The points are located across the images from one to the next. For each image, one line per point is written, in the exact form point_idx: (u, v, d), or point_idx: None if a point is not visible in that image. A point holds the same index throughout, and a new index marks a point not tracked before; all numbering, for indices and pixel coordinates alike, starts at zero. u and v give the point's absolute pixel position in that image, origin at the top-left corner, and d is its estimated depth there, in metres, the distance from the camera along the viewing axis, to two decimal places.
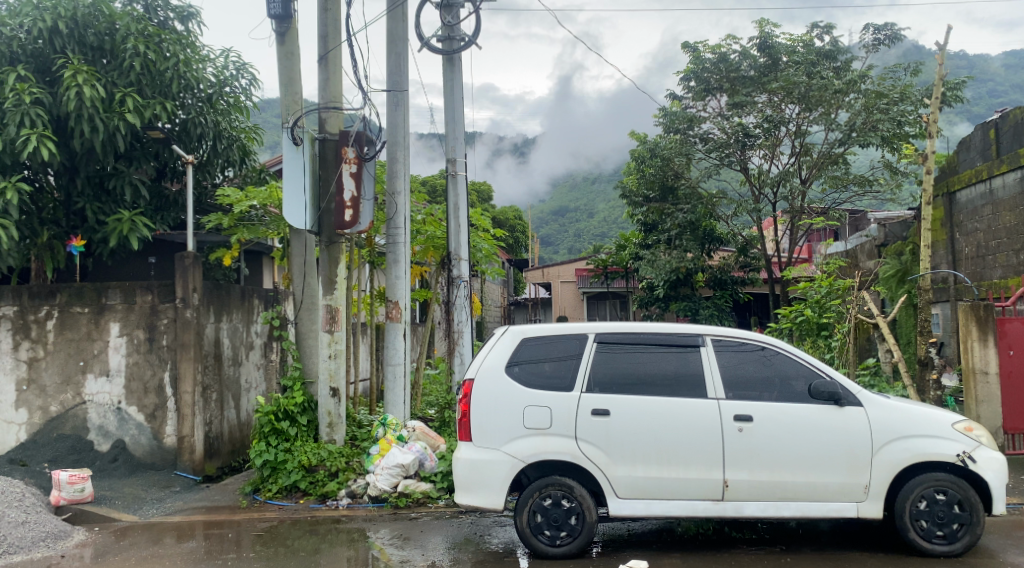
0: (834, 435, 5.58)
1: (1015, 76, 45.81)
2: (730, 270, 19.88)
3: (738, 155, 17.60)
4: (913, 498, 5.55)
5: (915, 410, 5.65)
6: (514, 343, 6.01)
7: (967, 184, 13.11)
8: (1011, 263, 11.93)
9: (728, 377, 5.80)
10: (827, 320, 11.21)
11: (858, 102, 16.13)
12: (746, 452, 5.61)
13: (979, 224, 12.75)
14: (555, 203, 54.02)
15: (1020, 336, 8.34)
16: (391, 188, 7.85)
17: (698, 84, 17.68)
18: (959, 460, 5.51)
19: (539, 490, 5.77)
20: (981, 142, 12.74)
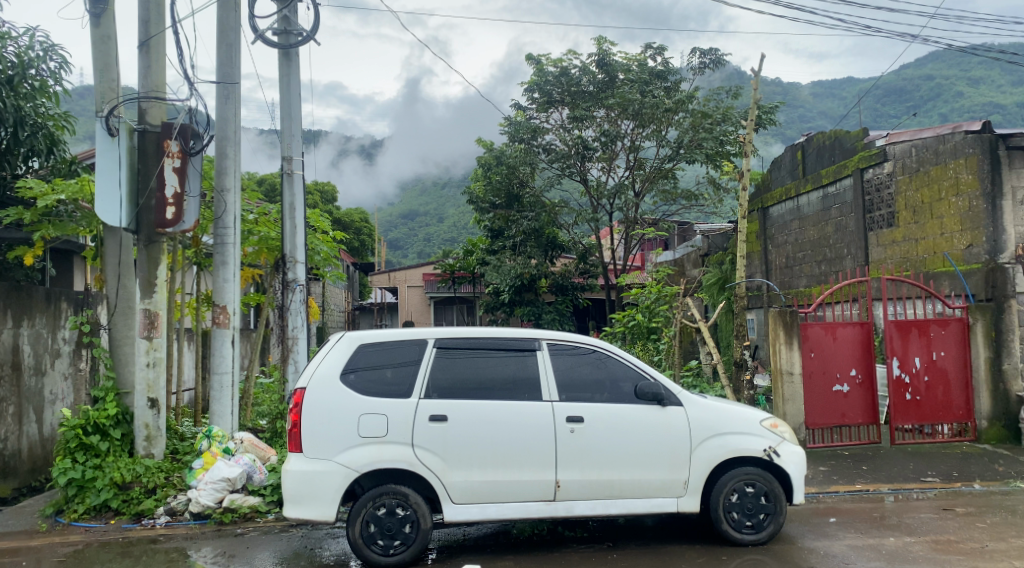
0: (658, 434, 5.87)
1: (820, 104, 50.67)
2: (570, 277, 20.50)
3: (579, 166, 18.29)
4: (725, 492, 5.94)
5: (729, 408, 6.06)
6: (350, 349, 5.87)
7: (778, 201, 14.28)
8: (814, 273, 13.13)
9: (562, 381, 5.96)
10: (656, 325, 11.89)
11: (686, 120, 17.29)
12: (577, 453, 5.78)
13: (787, 237, 13.95)
14: (402, 207, 53.58)
15: (821, 340, 9.12)
16: (219, 185, 7.45)
17: (541, 96, 18.09)
18: (765, 453, 5.96)
19: (373, 499, 5.66)
20: (790, 162, 13.98)
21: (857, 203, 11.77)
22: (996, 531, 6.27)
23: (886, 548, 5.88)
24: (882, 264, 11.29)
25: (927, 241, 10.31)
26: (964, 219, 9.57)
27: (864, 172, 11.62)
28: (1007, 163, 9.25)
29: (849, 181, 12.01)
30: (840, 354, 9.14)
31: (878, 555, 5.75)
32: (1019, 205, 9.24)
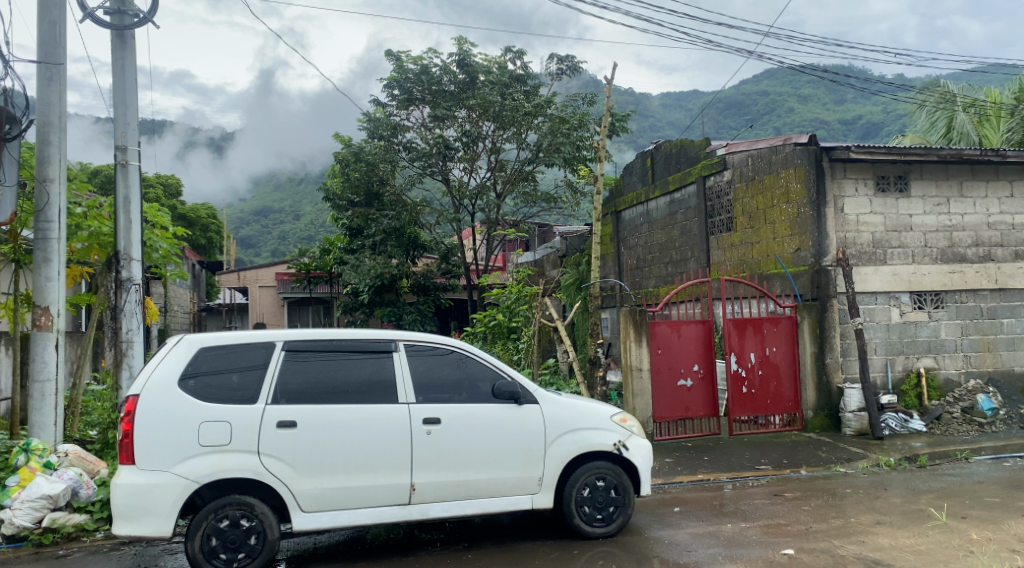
0: (513, 432, 5.92)
1: (670, 114, 53.30)
2: (432, 277, 20.32)
3: (440, 166, 18.24)
4: (578, 487, 6.08)
5: (582, 404, 6.20)
6: (190, 353, 5.51)
7: (630, 205, 14.86)
8: (662, 274, 13.76)
9: (418, 382, 5.88)
10: (516, 324, 12.04)
11: (544, 124, 17.62)
12: (433, 454, 5.72)
13: (638, 240, 14.55)
14: (255, 203, 51.36)
15: (667, 338, 9.55)
16: (40, 175, 6.81)
17: (401, 93, 17.85)
18: (616, 448, 6.15)
19: (215, 511, 5.36)
20: (640, 168, 14.56)
21: (700, 208, 12.44)
22: (819, 512, 6.80)
23: (724, 534, 6.23)
24: (722, 266, 12.00)
25: (761, 245, 11.08)
26: (793, 225, 10.38)
27: (707, 179, 12.30)
28: (830, 174, 10.09)
29: (693, 188, 12.67)
30: (684, 352, 9.61)
31: (717, 541, 6.08)
32: (840, 213, 10.11)
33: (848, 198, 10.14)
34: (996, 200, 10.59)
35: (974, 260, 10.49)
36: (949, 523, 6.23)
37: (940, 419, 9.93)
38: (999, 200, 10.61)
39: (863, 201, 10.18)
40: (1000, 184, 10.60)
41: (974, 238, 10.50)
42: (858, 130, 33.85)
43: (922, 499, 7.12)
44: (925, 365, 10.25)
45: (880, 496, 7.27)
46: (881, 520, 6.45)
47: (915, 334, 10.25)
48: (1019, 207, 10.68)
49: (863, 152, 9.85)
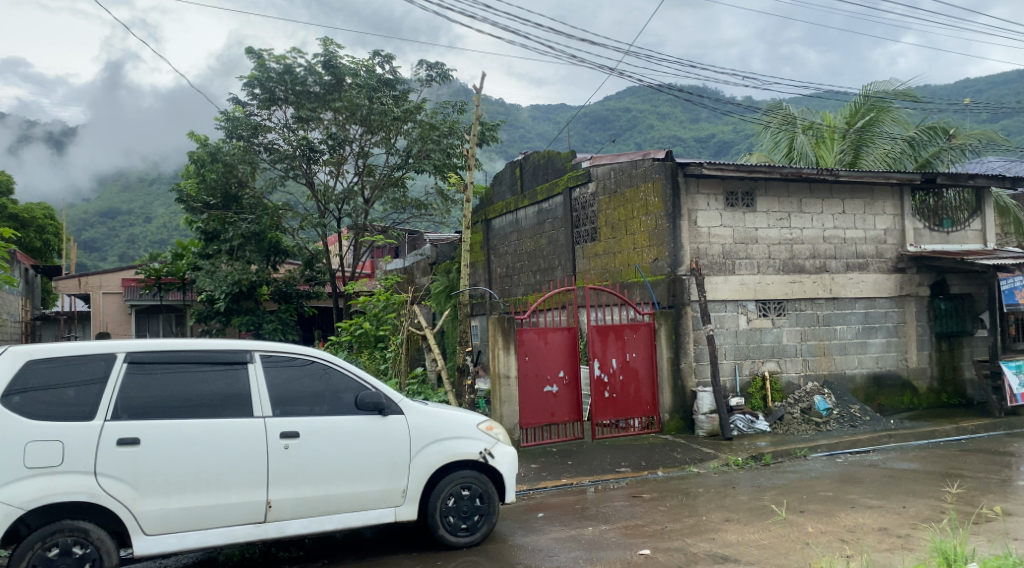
0: (376, 444, 5.79)
1: (538, 125, 54.33)
2: (295, 284, 19.57)
3: (304, 169, 17.72)
4: (443, 496, 6.03)
5: (447, 413, 6.15)
6: (16, 367, 5.03)
7: (500, 214, 15.00)
8: (531, 282, 13.96)
9: (276, 394, 5.64)
10: (383, 333, 11.86)
11: (414, 131, 17.51)
12: (291, 469, 5.50)
13: (507, 248, 14.71)
14: (101, 203, 47.88)
15: (534, 345, 9.69)
16: None
17: (262, 93, 17.13)
18: (481, 456, 6.13)
19: (43, 539, 4.90)
20: (510, 178, 14.73)
21: (566, 218, 12.74)
22: (673, 512, 7.08)
23: (585, 538, 6.36)
24: (587, 275, 12.34)
25: (622, 255, 11.49)
26: (652, 235, 10.84)
27: (573, 191, 12.62)
28: (684, 189, 10.58)
29: (560, 198, 12.96)
30: (550, 358, 9.77)
31: (578, 545, 6.20)
32: (693, 225, 10.63)
33: (701, 211, 10.68)
34: (831, 216, 11.50)
35: (812, 271, 11.31)
36: (790, 517, 6.65)
37: (782, 419, 10.62)
38: (833, 216, 11.52)
39: (714, 215, 10.76)
40: (834, 201, 11.52)
41: (811, 250, 11.33)
42: (712, 148, 35.83)
43: (766, 496, 7.57)
44: (769, 369, 10.94)
45: (730, 494, 7.67)
46: (729, 518, 6.80)
47: (760, 340, 10.92)
48: (850, 223, 11.63)
49: (714, 168, 10.32)
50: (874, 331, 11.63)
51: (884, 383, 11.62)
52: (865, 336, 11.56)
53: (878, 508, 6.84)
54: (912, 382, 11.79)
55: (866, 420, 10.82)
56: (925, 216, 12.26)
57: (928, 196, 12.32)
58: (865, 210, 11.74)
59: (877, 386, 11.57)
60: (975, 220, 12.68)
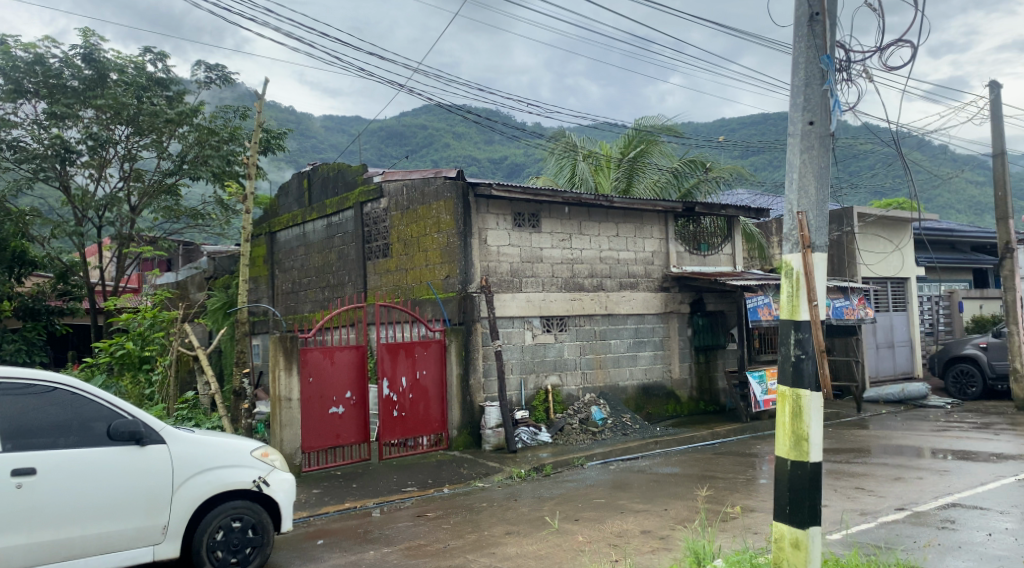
0: (132, 477, 5.26)
1: (330, 137, 53.12)
2: (45, 299, 17.27)
3: (57, 170, 15.87)
4: (210, 531, 5.58)
5: (218, 440, 5.72)
6: None
7: (285, 227, 14.43)
8: (318, 298, 13.54)
9: (7, 427, 5.02)
10: (149, 353, 10.90)
11: (190, 135, 16.39)
12: (24, 511, 4.89)
13: (293, 263, 14.16)
14: None
15: (318, 365, 9.35)
16: None
17: (6, 83, 15.03)
18: (255, 484, 5.76)
19: None
20: (296, 190, 14.23)
21: (357, 233, 12.51)
22: (456, 529, 7.12)
23: (366, 562, 6.22)
24: (378, 291, 12.18)
25: (414, 271, 11.48)
26: (443, 253, 10.93)
27: (363, 206, 12.45)
28: (474, 208, 10.78)
29: (350, 213, 12.72)
30: (335, 378, 9.49)
31: None
32: (483, 244, 10.86)
33: (490, 231, 10.94)
34: (606, 238, 12.27)
35: (590, 289, 12.00)
36: (565, 526, 6.95)
37: (563, 430, 11.04)
38: (609, 238, 12.31)
39: (503, 234, 11.07)
40: (609, 225, 12.31)
41: (590, 270, 12.03)
42: (503, 169, 37.09)
43: (545, 506, 7.85)
44: (551, 383, 11.42)
45: (511, 507, 7.86)
46: (510, 531, 6.97)
47: (544, 354, 11.36)
48: (623, 245, 12.49)
49: (502, 190, 10.63)
50: (643, 345, 12.53)
51: (651, 393, 12.55)
52: (635, 349, 12.43)
53: (643, 512, 7.34)
54: (675, 392, 12.84)
55: (636, 428, 11.50)
56: (686, 239, 13.47)
57: (688, 222, 13.55)
58: (636, 233, 12.65)
59: (645, 396, 12.46)
60: (727, 244, 14.12)
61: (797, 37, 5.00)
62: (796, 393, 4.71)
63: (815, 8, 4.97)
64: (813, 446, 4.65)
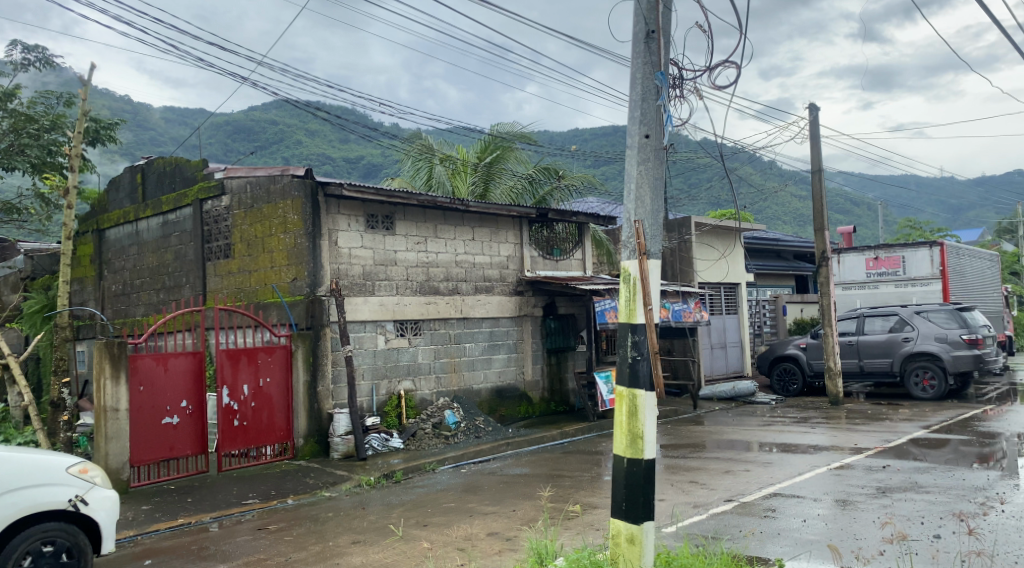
0: None
1: (171, 129, 50.06)
2: None
3: None
4: (17, 556, 5.05)
5: (27, 457, 5.22)
6: None
7: (115, 224, 13.43)
8: (152, 301, 12.69)
9: None
10: None
11: (4, 121, 14.89)
12: None
13: (124, 263, 13.19)
14: None
15: (150, 372, 8.76)
16: None
17: None
18: (69, 504, 5.29)
19: None
20: (129, 184, 13.26)
21: (196, 232, 11.83)
22: (299, 541, 6.88)
23: None
24: (218, 294, 11.58)
25: (259, 273, 11.01)
26: (290, 255, 10.55)
27: (203, 203, 11.80)
28: (324, 209, 10.49)
29: (189, 211, 12.01)
30: (169, 387, 8.92)
31: None
32: (334, 245, 10.58)
33: (341, 232, 10.68)
34: (462, 242, 12.30)
35: (445, 293, 11.97)
36: (411, 533, 6.87)
37: (415, 435, 10.93)
38: (464, 242, 12.35)
39: (355, 236, 10.83)
40: (464, 229, 12.35)
41: (445, 273, 12.01)
42: (359, 170, 36.46)
43: (394, 513, 7.74)
44: (404, 388, 11.29)
45: (358, 516, 7.69)
46: (357, 539, 6.82)
47: (396, 360, 11.21)
48: (479, 249, 12.56)
49: (354, 191, 10.41)
50: (497, 348, 12.65)
51: (504, 395, 12.68)
52: (489, 352, 12.52)
53: (491, 514, 7.40)
54: (527, 393, 13.04)
55: (488, 430, 11.55)
56: (539, 244, 13.73)
57: (542, 228, 13.82)
58: (490, 237, 12.76)
59: (498, 398, 12.57)
60: (579, 249, 14.51)
61: (635, 53, 5.24)
62: (632, 393, 4.94)
63: (651, 27, 5.22)
64: (648, 444, 4.89)
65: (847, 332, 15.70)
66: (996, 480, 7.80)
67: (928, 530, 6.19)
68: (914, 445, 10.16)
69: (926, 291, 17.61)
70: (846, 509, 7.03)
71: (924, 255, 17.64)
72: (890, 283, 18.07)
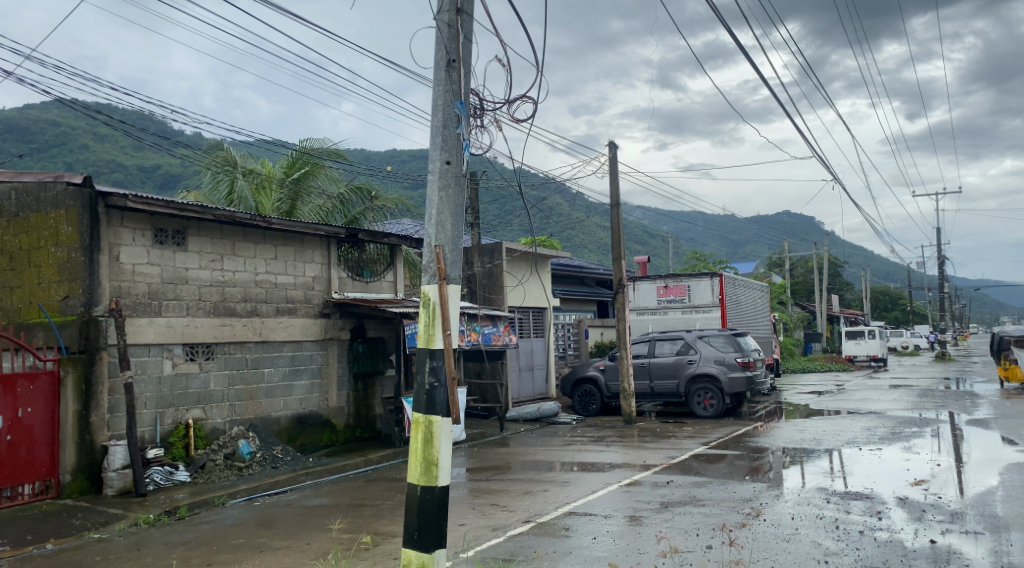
0: None
1: None
2: None
3: None
4: None
5: None
6: None
7: None
8: None
9: None
10: None
11: None
12: None
13: None
14: None
15: None
16: None
17: None
18: None
19: None
20: None
21: None
22: None
23: None
24: None
25: (23, 290, 9.87)
26: (62, 270, 9.53)
27: None
28: (105, 220, 9.60)
29: None
30: None
31: None
32: (115, 261, 9.70)
33: (125, 247, 9.83)
34: (263, 261, 11.74)
35: (242, 314, 11.34)
36: None
37: (204, 468, 10.19)
38: (265, 261, 11.80)
39: (139, 251, 10.00)
40: (266, 247, 11.81)
41: (243, 294, 11.39)
42: (155, 181, 33.92)
43: (174, 554, 7.14)
44: (193, 416, 10.51)
45: (132, 559, 7.02)
46: None
47: (185, 387, 10.43)
48: (282, 268, 12.05)
49: (139, 202, 9.59)
50: (299, 373, 12.15)
51: (305, 422, 12.18)
52: (290, 378, 12.00)
53: (283, 549, 7.04)
54: (330, 420, 12.60)
55: (286, 460, 11.01)
56: (348, 265, 13.40)
57: (352, 249, 13.50)
58: (295, 257, 12.28)
59: (299, 426, 12.05)
60: (390, 271, 14.24)
61: (436, 80, 5.39)
62: (428, 420, 4.94)
63: (452, 56, 5.41)
64: (442, 470, 4.91)
65: (639, 355, 16.74)
66: (761, 491, 8.60)
67: (701, 541, 6.68)
68: (695, 461, 10.97)
69: (707, 317, 19.22)
70: (633, 525, 7.41)
71: (706, 284, 19.28)
72: (678, 310, 19.55)
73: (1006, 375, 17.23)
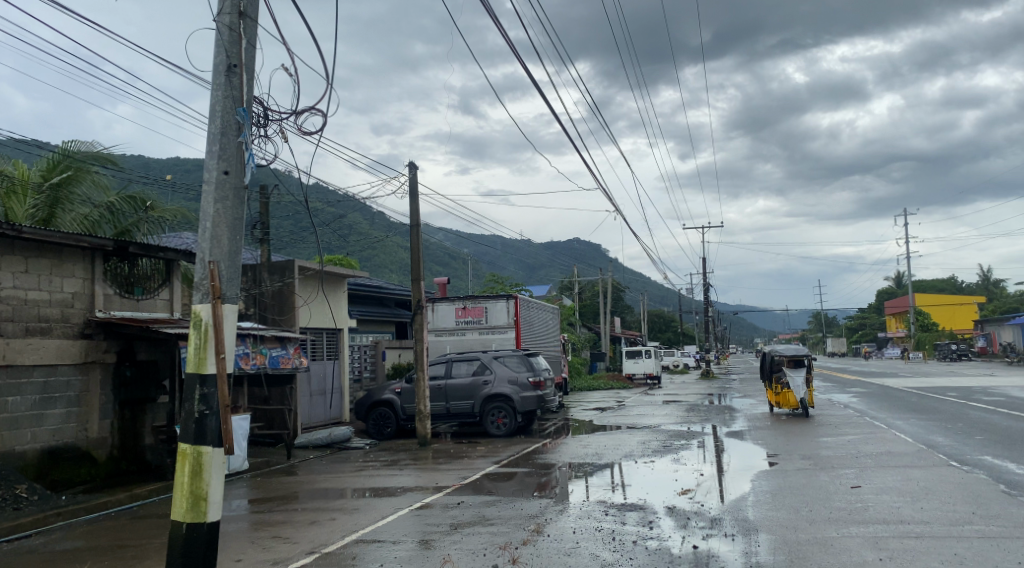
0: None
1: None
2: None
3: None
4: None
5: None
6: None
7: None
8: None
9: None
10: None
11: None
12: None
13: None
14: None
15: None
16: None
17: None
18: None
19: None
20: None
21: None
22: None
23: None
24: None
25: None
26: None
27: None
28: None
29: None
30: None
31: None
32: None
33: None
34: (10, 274, 10.39)
35: None
36: None
37: None
38: (13, 274, 10.45)
39: None
40: (15, 259, 10.48)
41: None
42: None
43: None
44: None
45: None
46: None
47: None
48: (34, 283, 10.74)
49: None
50: (52, 402, 10.81)
51: (58, 456, 10.83)
52: (41, 408, 10.64)
53: None
54: (90, 452, 11.32)
55: (32, 500, 9.71)
56: (116, 281, 12.19)
57: (120, 263, 12.29)
58: (51, 270, 10.99)
59: (50, 460, 10.70)
60: (165, 289, 13.17)
61: (215, 85, 5.21)
62: (196, 451, 4.83)
63: (233, 61, 5.26)
64: (210, 505, 4.82)
65: (436, 376, 16.70)
66: (547, 507, 8.88)
67: (485, 562, 6.73)
68: (486, 480, 11.13)
69: (502, 338, 19.73)
70: (421, 550, 7.31)
71: (503, 306, 19.79)
72: (475, 331, 19.84)
73: (780, 398, 17.58)
